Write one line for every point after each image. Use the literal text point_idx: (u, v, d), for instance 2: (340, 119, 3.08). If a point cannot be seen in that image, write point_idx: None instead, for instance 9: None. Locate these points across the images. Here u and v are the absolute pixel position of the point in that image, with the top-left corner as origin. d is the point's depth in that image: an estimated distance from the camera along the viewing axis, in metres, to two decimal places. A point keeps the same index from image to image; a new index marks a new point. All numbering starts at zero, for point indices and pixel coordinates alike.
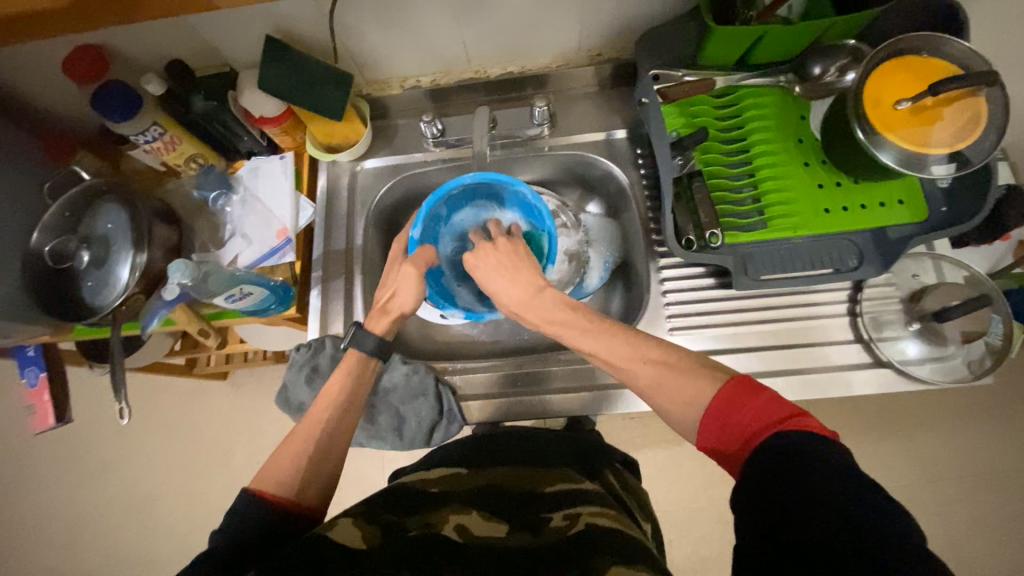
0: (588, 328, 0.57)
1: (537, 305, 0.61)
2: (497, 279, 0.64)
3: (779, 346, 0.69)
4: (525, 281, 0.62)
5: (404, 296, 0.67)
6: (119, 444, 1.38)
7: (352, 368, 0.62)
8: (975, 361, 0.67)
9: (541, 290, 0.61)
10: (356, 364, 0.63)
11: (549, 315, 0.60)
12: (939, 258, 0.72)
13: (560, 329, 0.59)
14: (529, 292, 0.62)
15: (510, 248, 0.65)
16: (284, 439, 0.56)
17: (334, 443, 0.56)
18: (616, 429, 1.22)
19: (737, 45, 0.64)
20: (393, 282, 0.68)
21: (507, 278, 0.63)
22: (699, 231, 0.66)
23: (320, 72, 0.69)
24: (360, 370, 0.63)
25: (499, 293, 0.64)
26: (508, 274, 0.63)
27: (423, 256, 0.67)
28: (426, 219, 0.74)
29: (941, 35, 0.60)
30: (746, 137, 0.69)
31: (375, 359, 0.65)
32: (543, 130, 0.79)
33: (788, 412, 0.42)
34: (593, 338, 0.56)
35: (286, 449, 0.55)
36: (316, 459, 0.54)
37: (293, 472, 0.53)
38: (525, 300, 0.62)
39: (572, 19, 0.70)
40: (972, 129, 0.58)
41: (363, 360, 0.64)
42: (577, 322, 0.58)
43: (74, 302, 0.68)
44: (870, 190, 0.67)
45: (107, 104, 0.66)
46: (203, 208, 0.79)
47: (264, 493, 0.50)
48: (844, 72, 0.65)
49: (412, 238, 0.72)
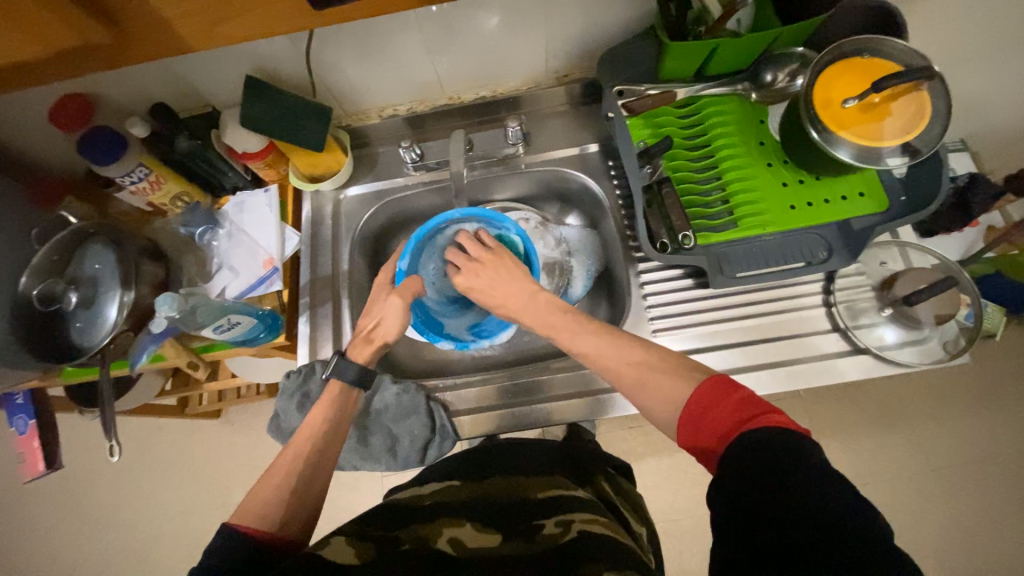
0: (580, 329, 0.58)
1: (533, 308, 0.63)
2: (495, 288, 0.66)
3: (762, 341, 0.70)
4: (520, 287, 0.64)
5: (389, 325, 0.67)
6: (112, 491, 1.35)
7: (333, 399, 0.62)
8: (950, 341, 0.70)
9: (534, 295, 0.63)
10: (339, 394, 0.63)
11: (543, 320, 0.62)
12: (905, 245, 0.75)
13: (555, 333, 0.60)
14: (524, 297, 0.64)
15: (502, 259, 0.67)
16: (264, 472, 0.56)
17: (317, 475, 0.57)
18: (617, 440, 1.22)
19: (692, 59, 0.69)
20: (379, 311, 0.68)
21: (504, 287, 0.65)
22: (673, 235, 0.67)
23: (299, 106, 0.72)
24: (343, 401, 0.63)
25: (497, 301, 0.66)
26: (504, 281, 0.65)
27: (410, 288, 0.68)
28: (415, 251, 0.74)
29: (878, 38, 0.64)
30: (711, 143, 0.72)
31: (356, 389, 0.65)
32: (518, 148, 0.82)
33: (761, 410, 0.43)
34: (589, 336, 0.57)
35: (266, 484, 0.54)
36: (300, 490, 0.54)
37: (276, 505, 0.52)
38: (522, 306, 0.64)
39: (538, 43, 0.74)
40: (918, 121, 0.61)
41: (344, 392, 0.64)
42: (570, 325, 0.59)
43: (64, 344, 0.69)
44: (832, 185, 0.70)
45: (92, 149, 0.68)
46: (190, 243, 0.80)
47: (247, 529, 0.50)
48: (794, 77, 0.71)
49: (401, 269, 0.72)
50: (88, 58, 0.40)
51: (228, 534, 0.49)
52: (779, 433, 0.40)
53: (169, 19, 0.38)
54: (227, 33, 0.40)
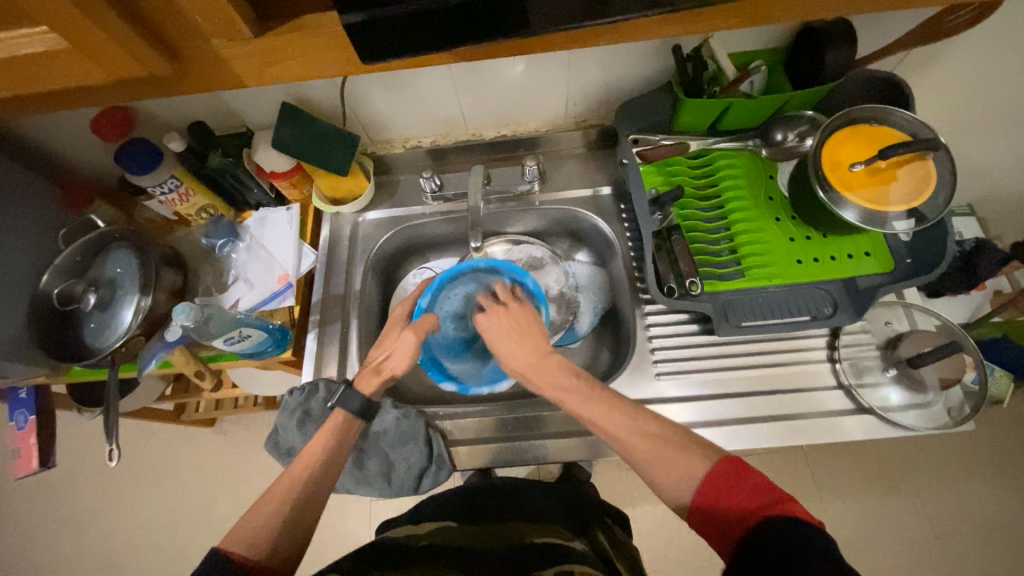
0: (590, 395, 0.56)
1: (544, 370, 0.60)
2: (508, 342, 0.64)
3: (765, 392, 0.70)
4: (533, 345, 0.63)
5: (397, 361, 0.67)
6: (97, 494, 1.33)
7: (335, 428, 0.63)
8: (955, 407, 0.69)
9: (547, 355, 0.61)
10: (340, 424, 0.63)
11: (551, 381, 0.59)
12: (910, 307, 0.75)
13: (563, 395, 0.58)
14: (536, 355, 0.62)
15: (524, 314, 0.66)
16: (260, 496, 0.56)
17: (311, 502, 0.56)
18: (612, 480, 1.20)
19: (707, 114, 0.72)
20: (391, 345, 0.69)
21: (519, 341, 0.63)
22: (680, 279, 0.69)
23: (329, 133, 0.75)
24: (344, 431, 0.63)
25: (507, 356, 0.64)
26: (519, 336, 0.64)
27: (424, 324, 0.68)
28: (435, 292, 0.77)
29: (888, 108, 0.67)
30: (721, 195, 0.75)
31: (359, 420, 0.64)
32: (533, 186, 0.85)
33: (774, 497, 0.44)
34: (594, 407, 0.55)
35: (260, 509, 0.54)
36: (294, 517, 0.54)
37: (267, 533, 0.52)
38: (532, 364, 0.61)
39: (560, 91, 0.78)
40: (922, 189, 0.63)
41: (348, 421, 0.64)
42: (580, 391, 0.57)
43: (77, 344, 0.71)
44: (839, 243, 0.71)
45: (129, 159, 0.71)
46: (210, 254, 0.82)
47: (229, 552, 0.49)
48: (804, 137, 0.73)
49: (419, 306, 0.75)
50: (150, 95, 0.42)
51: (219, 559, 0.48)
52: (798, 523, 0.41)
53: (228, 59, 0.39)
54: (280, 75, 0.41)
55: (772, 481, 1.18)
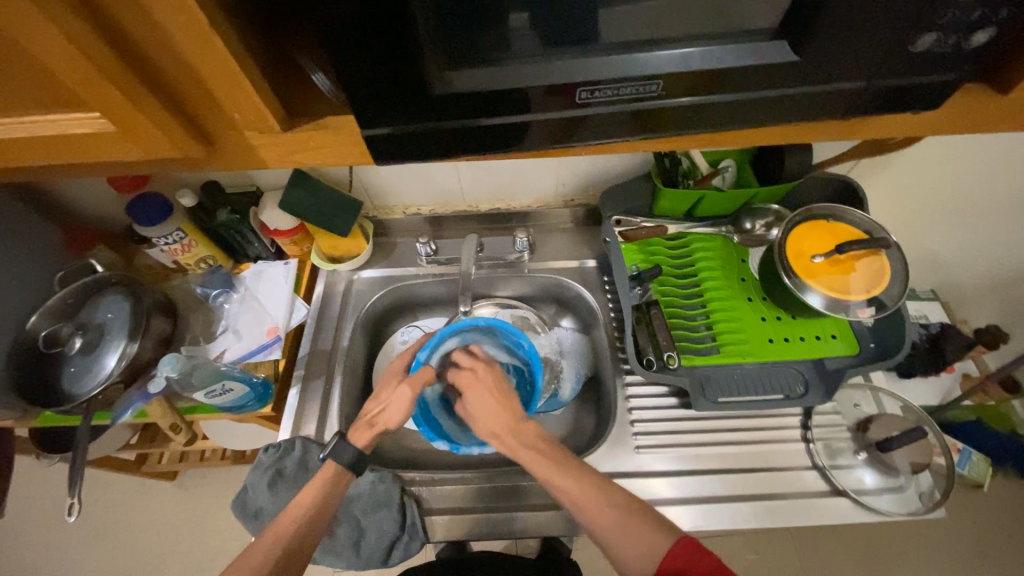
0: (561, 461, 0.57)
1: (518, 434, 0.61)
2: (488, 403, 0.64)
3: (743, 470, 0.71)
4: (511, 407, 0.63)
5: (392, 413, 0.65)
6: (35, 551, 1.22)
7: (327, 481, 0.61)
8: (925, 493, 0.70)
9: (524, 420, 0.62)
10: (332, 476, 0.61)
11: (526, 445, 0.59)
12: (877, 390, 0.79)
13: (534, 461, 0.58)
14: (512, 419, 0.62)
15: (508, 378, 0.67)
16: (247, 545, 0.55)
17: (295, 560, 0.54)
18: (594, 557, 1.15)
19: (684, 202, 0.79)
20: (386, 397, 0.67)
21: (498, 402, 0.64)
22: (658, 352, 0.72)
23: (334, 197, 0.80)
24: (335, 483, 0.61)
25: (484, 418, 0.64)
26: (498, 397, 0.64)
27: (422, 376, 0.68)
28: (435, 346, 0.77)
29: (842, 208, 0.75)
30: (697, 274, 0.80)
31: (351, 473, 0.63)
32: (523, 256, 0.91)
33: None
34: (569, 476, 0.56)
35: (243, 563, 0.53)
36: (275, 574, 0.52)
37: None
38: (508, 428, 0.62)
39: (552, 174, 0.86)
40: (880, 280, 0.69)
41: (339, 474, 0.62)
42: (551, 457, 0.57)
43: (54, 388, 0.70)
44: (806, 325, 0.76)
45: (140, 212, 0.75)
46: (202, 303, 0.84)
47: None
48: (769, 228, 0.81)
49: (417, 359, 0.75)
50: (183, 169, 0.45)
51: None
52: None
53: (256, 145, 0.43)
54: (301, 160, 0.44)
55: (760, 564, 1.14)
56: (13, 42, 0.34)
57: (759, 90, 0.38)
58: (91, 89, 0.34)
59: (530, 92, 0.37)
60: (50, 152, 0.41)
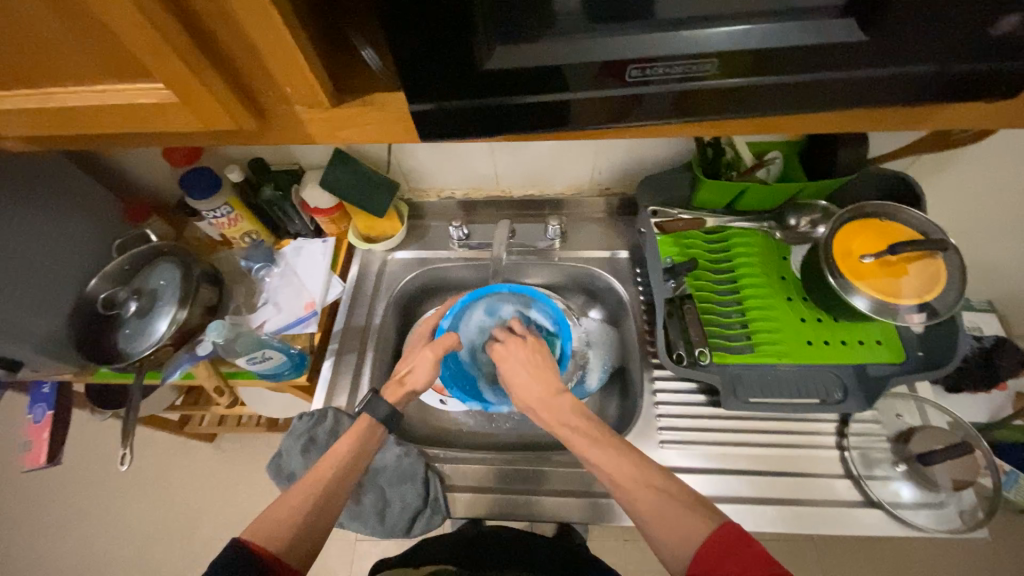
0: (598, 438, 0.57)
1: (554, 408, 0.61)
2: (523, 377, 0.65)
3: (770, 472, 0.69)
4: (547, 379, 0.64)
5: (420, 374, 0.69)
6: (88, 497, 1.33)
7: (358, 433, 0.63)
8: (967, 512, 0.66)
9: (559, 393, 0.62)
10: (364, 427, 0.64)
11: (563, 419, 0.60)
12: (923, 402, 0.74)
13: (571, 435, 0.58)
14: (548, 392, 0.63)
15: (541, 348, 0.68)
16: (282, 492, 0.57)
17: (327, 508, 0.56)
18: (606, 550, 1.16)
19: (725, 194, 0.77)
20: (414, 359, 0.70)
21: (534, 373, 0.65)
22: (689, 347, 0.71)
23: (372, 178, 0.81)
24: (367, 435, 0.64)
25: (521, 392, 0.65)
26: (533, 371, 0.65)
27: (443, 342, 0.69)
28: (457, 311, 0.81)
29: (899, 206, 0.70)
30: (734, 270, 0.77)
31: (384, 426, 0.66)
32: (554, 243, 0.90)
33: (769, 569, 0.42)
34: (596, 454, 0.55)
35: (281, 505, 0.56)
36: (308, 516, 0.55)
37: (287, 529, 0.53)
38: (544, 401, 0.62)
39: (588, 161, 0.85)
40: (933, 285, 0.64)
41: (371, 427, 0.65)
42: (588, 432, 0.58)
43: (112, 347, 0.76)
44: (850, 329, 0.72)
45: (193, 186, 0.79)
46: (246, 275, 0.88)
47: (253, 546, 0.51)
48: (816, 225, 0.77)
49: (441, 326, 0.79)
50: (236, 141, 0.47)
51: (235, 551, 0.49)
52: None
53: (307, 121, 0.44)
54: (348, 137, 0.45)
55: None
56: (91, 15, 0.36)
57: (820, 72, 0.36)
58: (160, 62, 0.36)
59: (572, 74, 0.36)
60: (117, 121, 0.43)
